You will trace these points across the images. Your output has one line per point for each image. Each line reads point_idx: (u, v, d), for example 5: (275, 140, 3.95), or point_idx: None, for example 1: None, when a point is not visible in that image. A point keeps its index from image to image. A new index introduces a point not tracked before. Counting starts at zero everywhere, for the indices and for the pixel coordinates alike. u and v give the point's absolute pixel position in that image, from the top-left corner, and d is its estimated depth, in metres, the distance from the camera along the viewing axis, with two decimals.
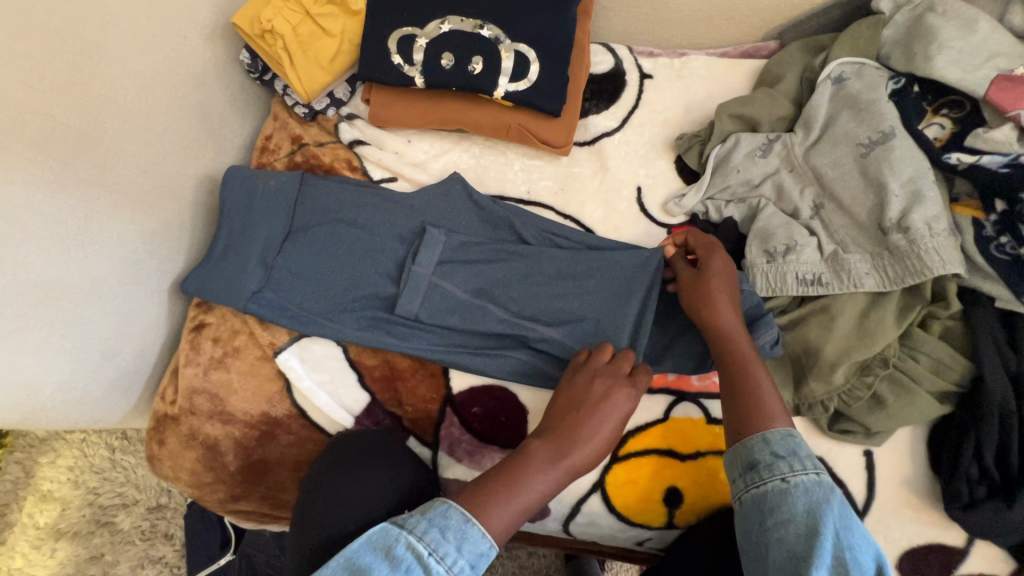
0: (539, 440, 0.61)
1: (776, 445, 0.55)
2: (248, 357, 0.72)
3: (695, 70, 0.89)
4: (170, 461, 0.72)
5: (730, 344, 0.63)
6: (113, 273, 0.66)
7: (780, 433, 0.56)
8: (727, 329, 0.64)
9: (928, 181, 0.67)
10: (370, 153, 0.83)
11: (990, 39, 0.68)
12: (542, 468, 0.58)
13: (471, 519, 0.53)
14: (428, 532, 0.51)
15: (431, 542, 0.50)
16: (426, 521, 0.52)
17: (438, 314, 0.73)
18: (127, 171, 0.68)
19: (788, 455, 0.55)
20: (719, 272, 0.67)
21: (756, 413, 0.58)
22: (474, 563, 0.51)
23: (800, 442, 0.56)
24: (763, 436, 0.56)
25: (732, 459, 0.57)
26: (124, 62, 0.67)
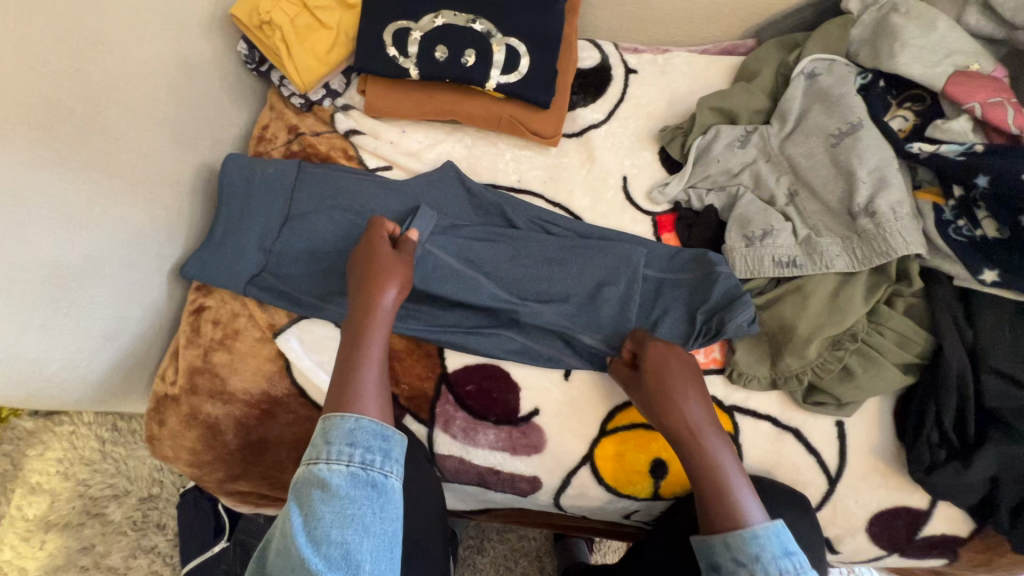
0: (348, 325, 0.66)
1: (738, 551, 0.55)
2: (247, 338, 0.74)
3: (677, 66, 0.94)
4: (171, 441, 0.73)
5: (693, 441, 0.64)
6: (115, 255, 0.68)
7: (743, 537, 0.55)
8: (686, 427, 0.65)
9: (892, 168, 0.72)
10: (366, 142, 0.85)
11: (948, 37, 0.73)
12: (367, 346, 0.64)
13: (357, 417, 0.56)
14: (331, 451, 0.53)
15: (337, 458, 0.53)
16: (321, 445, 0.54)
17: (433, 281, 0.76)
18: (128, 156, 0.69)
19: (749, 563, 0.53)
20: (661, 366, 0.68)
21: (723, 509, 0.59)
22: (386, 452, 0.55)
23: (766, 541, 0.54)
24: (724, 538, 0.56)
25: (699, 552, 0.58)
26: (126, 51, 0.69)
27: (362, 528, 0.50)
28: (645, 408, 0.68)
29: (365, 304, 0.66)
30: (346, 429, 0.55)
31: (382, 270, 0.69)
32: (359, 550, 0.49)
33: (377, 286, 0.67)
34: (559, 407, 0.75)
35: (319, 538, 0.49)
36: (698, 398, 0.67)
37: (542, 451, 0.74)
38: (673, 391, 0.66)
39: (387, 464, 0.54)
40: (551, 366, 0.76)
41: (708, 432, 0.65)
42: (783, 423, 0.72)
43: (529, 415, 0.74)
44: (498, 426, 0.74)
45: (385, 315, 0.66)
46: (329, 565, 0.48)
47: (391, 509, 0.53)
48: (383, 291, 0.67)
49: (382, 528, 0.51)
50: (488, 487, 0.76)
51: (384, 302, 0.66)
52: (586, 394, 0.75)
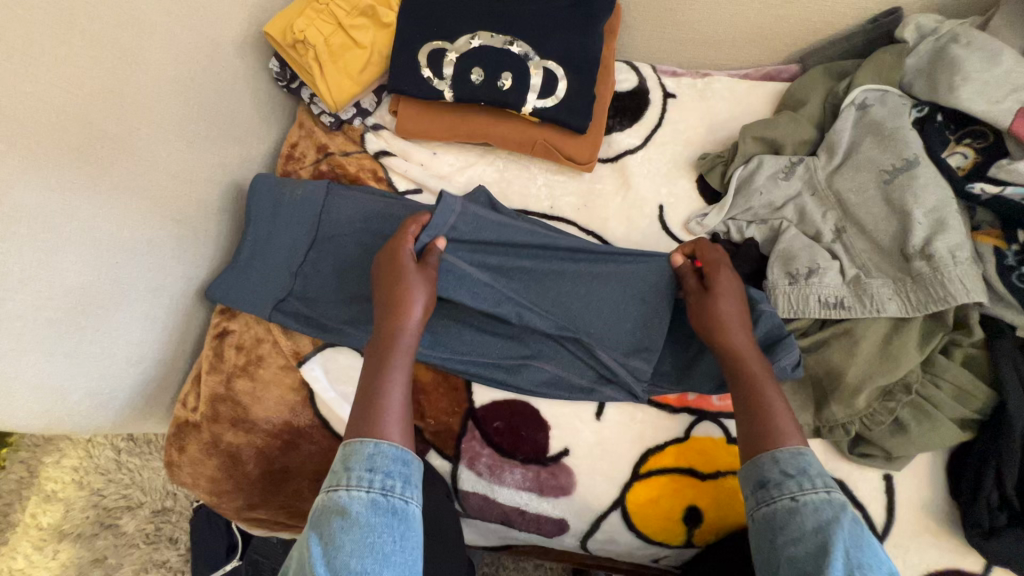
0: (375, 346, 0.64)
1: (786, 464, 0.54)
2: (271, 365, 0.73)
3: (718, 91, 0.90)
4: (190, 468, 0.71)
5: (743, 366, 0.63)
6: (141, 279, 0.67)
7: (789, 451, 0.55)
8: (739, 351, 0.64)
9: (951, 209, 0.68)
10: (396, 164, 0.83)
11: (1014, 71, 0.69)
12: (391, 371, 0.62)
13: (376, 442, 0.54)
14: (350, 477, 0.52)
15: (356, 484, 0.51)
16: (341, 471, 0.52)
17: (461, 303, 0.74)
18: (156, 177, 0.68)
19: (797, 475, 0.53)
20: (722, 288, 0.67)
21: (766, 431, 0.58)
22: (406, 478, 0.53)
23: (812, 459, 0.55)
24: (771, 454, 0.55)
25: (744, 478, 0.56)
26: (159, 70, 0.68)
27: (382, 557, 0.47)
28: (693, 315, 0.68)
29: (391, 327, 0.64)
30: (367, 453, 0.53)
31: (405, 290, 0.66)
32: None
33: (402, 306, 0.65)
34: (590, 447, 0.72)
35: (338, 569, 0.46)
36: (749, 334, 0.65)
37: (571, 494, 0.70)
38: (725, 318, 0.65)
39: (407, 490, 0.52)
40: (582, 403, 0.73)
41: (756, 363, 0.63)
42: (827, 474, 0.68)
43: (558, 455, 0.71)
44: (526, 465, 0.71)
45: (407, 338, 0.64)
46: None
47: (411, 539, 0.50)
48: (409, 313, 0.65)
49: (402, 558, 0.48)
50: (513, 527, 0.73)
51: (409, 324, 0.64)
52: (618, 435, 0.72)
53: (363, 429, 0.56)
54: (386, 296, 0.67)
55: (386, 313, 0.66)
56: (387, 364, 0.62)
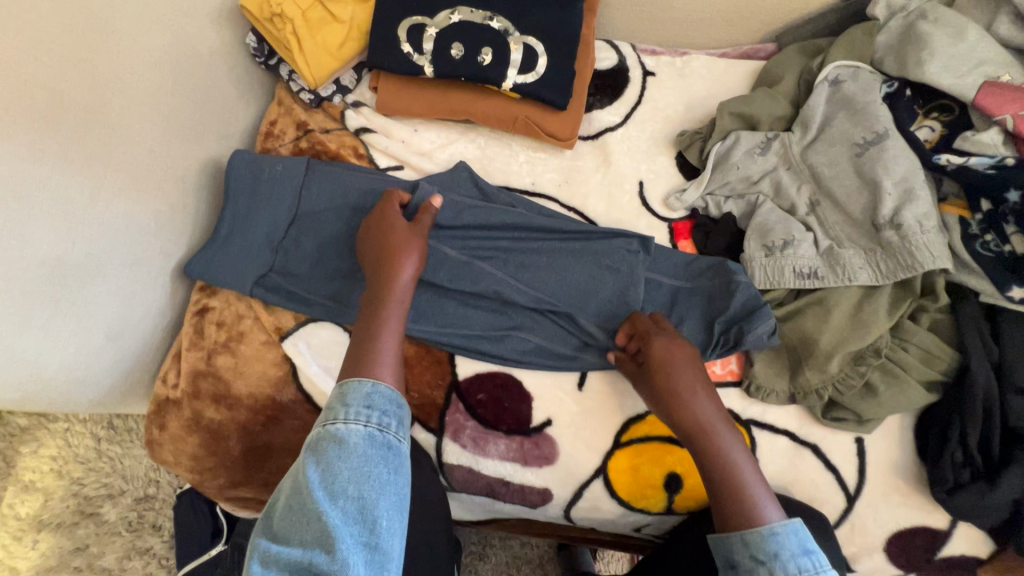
0: (368, 299, 0.66)
1: (757, 548, 0.54)
2: (252, 341, 0.72)
3: (696, 69, 0.92)
4: (171, 446, 0.71)
5: (703, 436, 0.62)
6: (117, 253, 0.66)
7: (759, 535, 0.55)
8: (697, 420, 0.62)
9: (919, 180, 0.70)
10: (377, 141, 0.83)
11: (978, 47, 0.71)
12: (385, 319, 0.64)
13: (373, 382, 0.57)
14: (348, 412, 0.54)
15: (354, 419, 0.54)
16: (337, 407, 0.55)
17: (445, 276, 0.75)
18: (131, 150, 0.67)
19: (768, 562, 0.53)
20: (666, 362, 0.65)
21: (736, 500, 0.58)
22: (400, 418, 0.56)
23: (785, 538, 0.53)
24: (742, 537, 0.55)
25: (716, 549, 0.58)
26: (131, 40, 0.66)
27: (378, 485, 0.51)
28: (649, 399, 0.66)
29: (386, 278, 0.66)
30: (365, 393, 0.56)
31: (396, 248, 0.68)
32: (375, 506, 0.51)
33: (395, 263, 0.67)
34: (572, 417, 0.73)
35: (336, 492, 0.50)
36: (709, 399, 0.64)
37: (554, 463, 0.72)
38: (679, 392, 0.64)
39: (401, 429, 0.56)
40: (564, 375, 0.74)
41: (720, 433, 0.62)
42: (801, 438, 0.71)
43: (541, 426, 0.72)
44: (510, 436, 0.72)
45: (399, 292, 0.66)
46: (346, 519, 0.49)
47: (404, 472, 0.54)
48: (403, 269, 0.67)
49: (396, 488, 0.52)
50: (498, 497, 0.74)
51: (403, 277, 0.66)
52: (600, 405, 0.73)
53: (359, 371, 0.59)
54: (377, 252, 0.69)
55: (380, 267, 0.67)
56: (380, 316, 0.64)
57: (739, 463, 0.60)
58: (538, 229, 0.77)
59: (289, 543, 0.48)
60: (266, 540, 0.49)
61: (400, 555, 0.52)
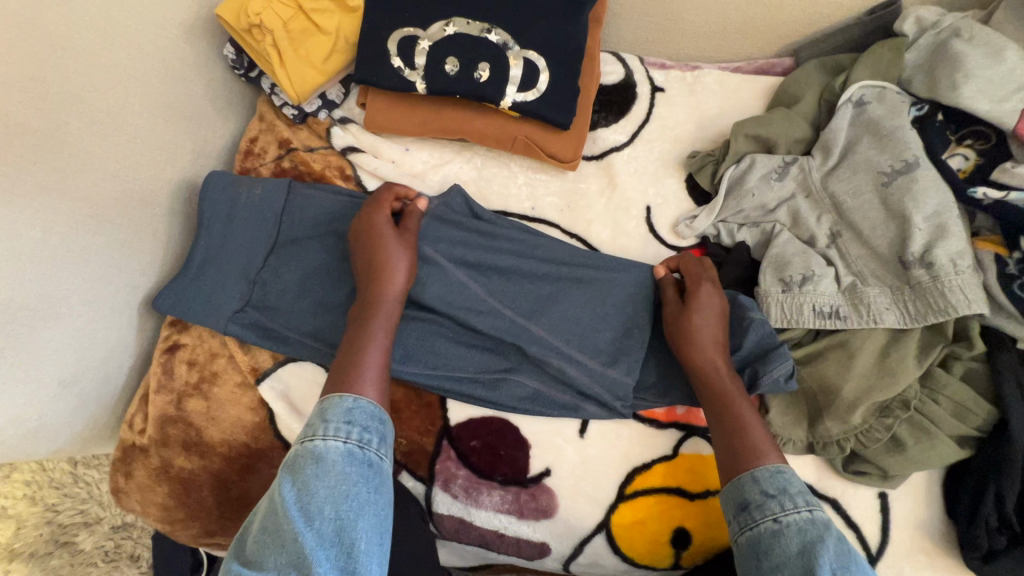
0: (358, 309, 0.62)
1: (766, 484, 0.52)
2: (227, 382, 0.66)
3: (708, 85, 0.86)
4: (138, 496, 0.65)
5: (716, 379, 0.61)
6: (75, 291, 0.60)
7: (768, 470, 0.53)
8: (715, 361, 0.62)
9: (952, 215, 0.64)
10: (365, 161, 0.77)
11: (1018, 69, 0.66)
12: (373, 334, 0.60)
13: (355, 398, 0.53)
14: (327, 427, 0.50)
15: (333, 434, 0.49)
16: (315, 421, 0.51)
17: (443, 301, 0.70)
18: (92, 176, 0.61)
19: (778, 494, 0.51)
20: (703, 304, 0.64)
21: (742, 447, 0.56)
22: (382, 435, 0.52)
23: (791, 476, 0.52)
24: (751, 474, 0.53)
25: (724, 500, 0.54)
26: (91, 57, 0.60)
27: (357, 506, 0.47)
28: (671, 330, 0.65)
29: (375, 287, 0.62)
30: (345, 407, 0.52)
31: (386, 254, 0.64)
32: (354, 529, 0.46)
33: (385, 270, 0.63)
34: (573, 466, 0.67)
35: (312, 514, 0.46)
36: (724, 351, 0.63)
37: (552, 516, 0.66)
38: (705, 336, 0.63)
39: (383, 447, 0.52)
40: (564, 418, 0.69)
41: (732, 380, 0.61)
42: (820, 492, 0.65)
43: (539, 476, 0.67)
44: (505, 487, 0.67)
45: (390, 300, 0.62)
46: (323, 542, 0.45)
47: (386, 491, 0.50)
48: (392, 276, 0.63)
49: (377, 509, 0.48)
50: (491, 551, 0.69)
51: (394, 287, 0.62)
52: (602, 453, 0.68)
53: (341, 385, 0.54)
54: (364, 262, 0.64)
55: (369, 276, 0.63)
56: (367, 330, 0.60)
57: (747, 414, 0.58)
58: (539, 260, 0.72)
59: (263, 567, 0.44)
60: (238, 563, 0.45)
61: None
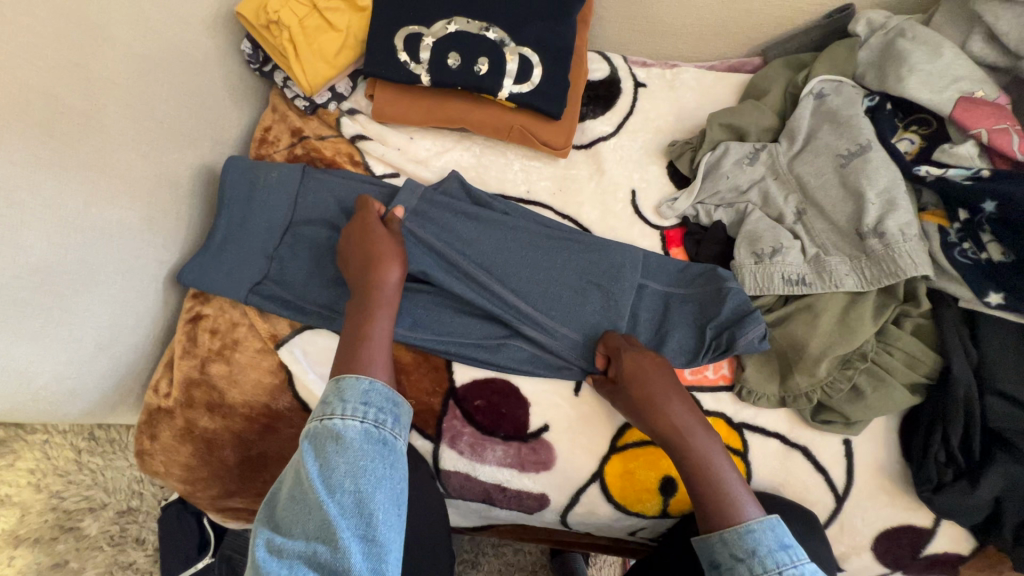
0: (355, 304, 0.66)
1: (735, 546, 0.56)
2: (247, 349, 0.71)
3: (686, 81, 0.94)
4: (163, 457, 0.70)
5: (679, 439, 0.64)
6: (111, 260, 0.65)
7: (735, 531, 0.57)
8: (675, 424, 0.65)
9: (900, 190, 0.73)
10: (373, 148, 0.83)
11: (954, 64, 0.75)
12: (375, 320, 0.64)
13: (371, 380, 0.57)
14: (346, 407, 0.55)
15: (351, 414, 0.54)
16: (333, 402, 0.55)
17: (439, 275, 0.74)
18: (125, 155, 0.66)
19: (747, 557, 0.55)
20: (637, 372, 0.68)
21: (716, 500, 0.60)
22: (396, 415, 0.57)
23: (762, 534, 0.55)
24: (721, 535, 0.57)
25: (699, 555, 0.59)
26: (125, 46, 0.66)
27: (375, 479, 0.51)
28: (627, 408, 0.68)
29: (372, 281, 0.66)
30: (361, 389, 0.56)
31: (381, 249, 0.68)
32: (372, 500, 0.50)
33: (381, 264, 0.67)
34: (569, 423, 0.73)
35: (334, 486, 0.50)
36: (677, 403, 0.66)
37: (551, 468, 0.72)
38: (654, 399, 0.66)
39: (397, 427, 0.57)
40: (560, 379, 0.75)
41: (697, 435, 0.64)
42: (792, 441, 0.72)
43: (538, 431, 0.73)
44: (507, 442, 0.73)
45: (389, 300, 0.66)
46: (345, 512, 0.49)
47: (400, 468, 0.54)
48: (387, 271, 0.67)
49: (393, 483, 0.52)
50: (494, 505, 0.75)
51: (389, 280, 0.67)
52: (595, 410, 0.74)
53: (351, 368, 0.59)
54: (356, 260, 0.69)
55: (363, 272, 0.67)
56: (370, 318, 0.64)
57: (714, 462, 0.62)
58: (533, 235, 0.78)
59: (291, 534, 0.48)
60: (269, 531, 0.49)
61: (399, 551, 0.51)
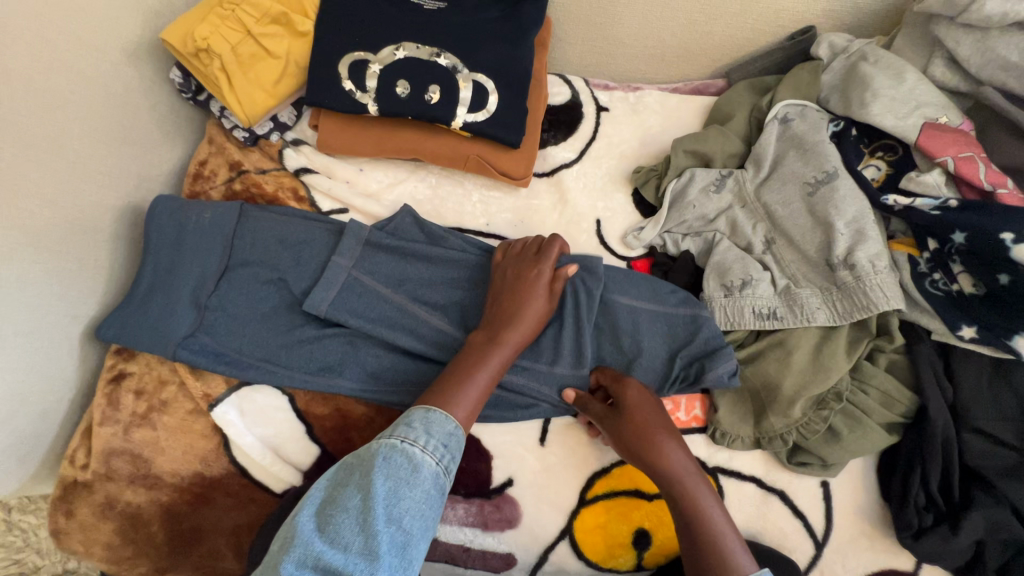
0: (483, 334, 0.64)
1: None
2: (177, 411, 0.65)
3: (649, 104, 0.91)
4: (80, 536, 0.62)
5: (677, 480, 0.60)
6: (10, 322, 0.58)
7: None
8: (674, 463, 0.60)
9: (869, 220, 0.70)
10: (319, 182, 0.78)
11: (917, 89, 0.73)
12: (484, 363, 0.60)
13: (457, 425, 0.54)
14: (427, 439, 0.51)
15: (431, 449, 0.50)
16: (417, 429, 0.51)
17: (380, 329, 0.68)
18: (28, 203, 0.59)
19: None
20: (637, 401, 0.64)
21: (714, 546, 0.56)
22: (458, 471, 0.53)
23: None
24: None
25: None
26: (27, 80, 0.59)
27: (423, 527, 0.47)
28: (620, 438, 0.63)
29: (513, 316, 0.64)
30: (446, 430, 0.53)
31: (532, 283, 0.66)
32: (416, 546, 0.46)
33: (529, 300, 0.65)
34: (534, 476, 0.69)
35: (392, 515, 0.45)
36: (677, 438, 0.62)
37: (517, 525, 0.68)
38: (655, 432, 0.62)
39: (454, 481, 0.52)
40: (523, 426, 0.71)
41: (694, 475, 0.60)
42: (768, 485, 0.69)
43: (502, 486, 0.69)
44: (468, 499, 0.68)
45: (509, 349, 0.63)
46: (391, 548, 0.44)
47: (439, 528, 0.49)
48: (531, 308, 0.65)
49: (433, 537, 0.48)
50: (457, 567, 0.67)
51: (527, 321, 0.64)
52: (562, 461, 0.70)
53: (438, 400, 0.56)
54: (501, 287, 0.67)
55: (507, 301, 0.65)
56: (485, 356, 0.61)
57: (709, 504, 0.59)
58: (487, 269, 0.72)
59: (334, 546, 0.43)
60: (308, 535, 0.44)
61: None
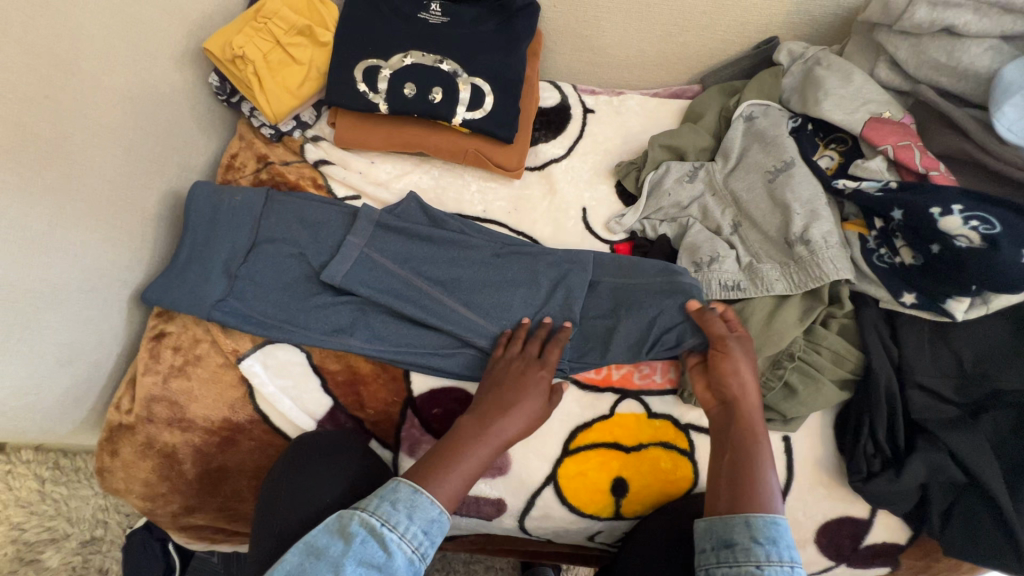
0: (474, 418, 0.66)
1: (758, 531, 0.57)
2: (209, 364, 0.74)
3: (631, 107, 1.01)
4: (123, 473, 0.71)
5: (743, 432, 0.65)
6: (74, 280, 0.69)
7: (764, 519, 0.58)
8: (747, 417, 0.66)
9: (822, 202, 0.79)
10: (335, 172, 0.88)
11: (863, 88, 0.82)
12: (477, 448, 0.63)
13: (442, 512, 0.57)
14: (406, 526, 0.55)
15: (407, 538, 0.54)
16: (400, 512, 0.55)
17: (385, 296, 0.77)
18: (93, 181, 0.70)
19: (767, 543, 0.57)
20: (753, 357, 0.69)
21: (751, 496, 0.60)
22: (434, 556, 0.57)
23: (783, 530, 0.58)
24: (746, 518, 0.58)
25: (710, 530, 0.60)
26: (95, 78, 0.70)
27: None
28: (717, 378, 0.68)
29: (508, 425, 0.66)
30: (430, 515, 0.56)
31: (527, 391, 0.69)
32: None
33: (524, 409, 0.67)
34: None
35: None
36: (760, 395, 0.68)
37: (506, 473, 0.75)
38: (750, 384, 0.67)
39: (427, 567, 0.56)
40: None
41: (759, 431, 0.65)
42: None
43: None
44: None
45: (505, 435, 0.65)
46: None
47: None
48: (522, 427, 0.67)
49: None
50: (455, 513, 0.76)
51: (520, 425, 0.66)
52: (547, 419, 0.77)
53: (425, 477, 0.60)
54: (497, 380, 0.70)
55: (504, 393, 0.68)
56: (477, 435, 0.64)
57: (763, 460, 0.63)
58: (480, 247, 0.81)
59: None
60: None
61: None
